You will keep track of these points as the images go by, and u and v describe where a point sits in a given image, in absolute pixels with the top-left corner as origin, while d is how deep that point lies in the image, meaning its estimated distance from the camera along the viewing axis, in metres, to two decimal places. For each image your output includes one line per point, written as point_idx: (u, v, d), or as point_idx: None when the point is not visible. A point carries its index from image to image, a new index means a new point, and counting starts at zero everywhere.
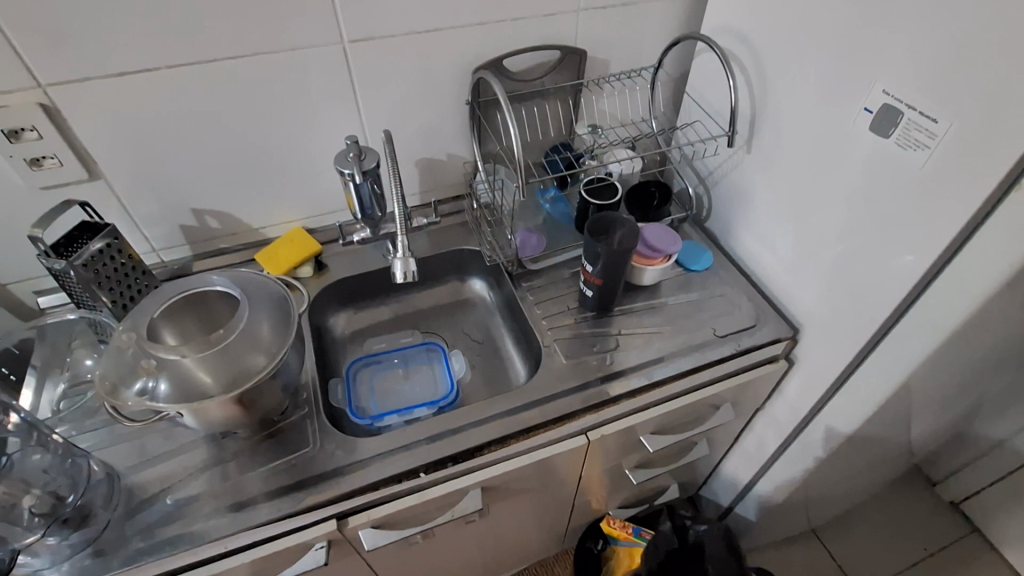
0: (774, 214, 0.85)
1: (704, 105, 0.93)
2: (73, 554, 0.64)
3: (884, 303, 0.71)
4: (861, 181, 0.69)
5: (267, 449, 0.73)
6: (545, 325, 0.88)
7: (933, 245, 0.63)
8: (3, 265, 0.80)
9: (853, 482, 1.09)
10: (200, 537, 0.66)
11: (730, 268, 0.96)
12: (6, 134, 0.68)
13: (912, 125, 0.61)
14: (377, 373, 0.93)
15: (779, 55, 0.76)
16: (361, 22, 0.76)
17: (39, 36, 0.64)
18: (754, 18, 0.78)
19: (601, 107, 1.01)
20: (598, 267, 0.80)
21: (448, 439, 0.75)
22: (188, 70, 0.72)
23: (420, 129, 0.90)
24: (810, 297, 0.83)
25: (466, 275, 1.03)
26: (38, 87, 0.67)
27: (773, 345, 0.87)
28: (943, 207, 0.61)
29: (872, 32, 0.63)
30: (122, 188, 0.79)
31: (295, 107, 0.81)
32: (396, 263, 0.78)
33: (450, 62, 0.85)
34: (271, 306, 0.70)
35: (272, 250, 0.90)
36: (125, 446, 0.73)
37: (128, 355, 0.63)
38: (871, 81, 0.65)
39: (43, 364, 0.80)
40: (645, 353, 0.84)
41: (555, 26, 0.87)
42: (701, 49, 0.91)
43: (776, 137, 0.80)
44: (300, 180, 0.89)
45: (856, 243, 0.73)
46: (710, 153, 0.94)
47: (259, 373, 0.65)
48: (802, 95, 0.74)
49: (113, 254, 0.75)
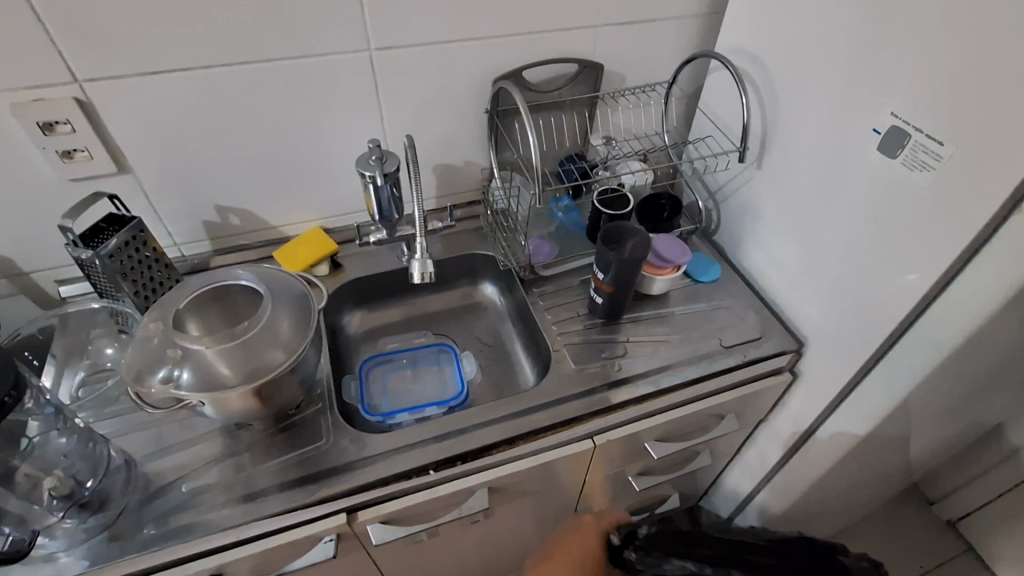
0: (781, 229, 0.87)
1: (716, 121, 0.96)
2: (88, 538, 0.65)
3: (887, 319, 0.73)
4: (867, 200, 0.71)
5: (280, 442, 0.74)
6: (555, 331, 0.90)
7: (936, 263, 0.65)
8: (30, 253, 0.82)
9: (852, 497, 1.10)
10: (213, 526, 0.67)
11: (737, 280, 0.98)
12: (42, 127, 0.70)
13: (920, 147, 0.63)
14: (388, 372, 0.95)
15: (790, 74, 0.78)
16: (389, 31, 0.78)
17: (81, 35, 0.66)
18: (766, 39, 0.81)
19: (616, 120, 1.03)
20: (609, 275, 0.82)
21: (457, 438, 0.76)
22: (220, 71, 0.74)
23: (440, 134, 0.93)
24: (814, 311, 0.85)
25: (477, 279, 1.05)
26: (75, 82, 0.69)
27: (778, 357, 0.89)
28: (948, 226, 0.63)
29: (882, 57, 0.65)
30: (149, 183, 0.81)
31: (319, 111, 0.83)
32: (415, 264, 0.80)
33: (471, 73, 0.87)
34: (292, 302, 0.71)
35: (290, 249, 0.91)
36: (142, 434, 0.74)
37: (154, 343, 0.65)
38: (881, 103, 0.67)
39: (62, 354, 0.81)
40: (651, 361, 0.86)
41: (574, 41, 0.89)
42: (715, 67, 0.93)
43: (785, 155, 0.82)
44: (321, 181, 0.91)
45: (860, 259, 0.75)
46: (721, 168, 0.96)
47: (277, 367, 0.66)
48: (811, 114, 0.76)
49: (138, 246, 0.77)
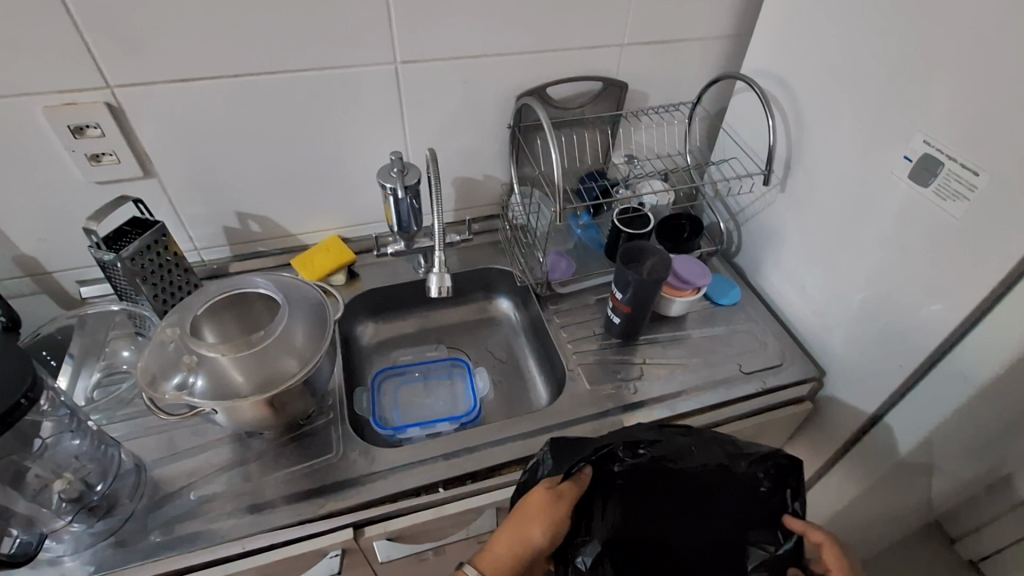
0: (805, 255, 0.85)
1: (740, 142, 0.95)
2: (95, 542, 0.65)
3: (914, 353, 0.71)
4: (895, 230, 0.69)
5: (290, 452, 0.74)
6: (570, 349, 0.89)
7: (970, 296, 0.63)
8: (52, 253, 0.83)
9: (882, 538, 1.01)
10: (219, 535, 0.66)
11: (757, 304, 0.96)
12: (73, 130, 0.72)
13: (952, 176, 0.62)
14: (400, 385, 0.94)
15: (816, 100, 0.77)
16: (415, 46, 0.79)
17: (116, 43, 0.67)
18: (796, 61, 0.79)
19: (639, 138, 1.02)
20: (627, 296, 0.81)
21: (465, 457, 0.75)
22: (248, 80, 0.75)
23: (461, 147, 0.93)
24: (837, 340, 0.83)
25: (492, 293, 1.05)
26: (106, 88, 0.71)
27: (799, 385, 0.86)
28: (981, 261, 0.61)
29: (911, 85, 0.64)
30: (172, 188, 0.82)
31: (342, 121, 0.83)
32: (432, 278, 0.80)
33: (495, 87, 0.87)
34: (308, 312, 0.71)
35: (307, 256, 0.91)
36: (154, 438, 0.75)
37: (170, 350, 0.65)
38: (909, 131, 0.65)
39: (80, 353, 0.82)
40: (668, 384, 0.84)
41: (598, 58, 0.89)
42: (740, 88, 0.92)
43: (811, 180, 0.81)
44: (342, 191, 0.91)
45: (886, 290, 0.73)
46: (744, 190, 0.94)
47: (290, 377, 0.66)
48: (837, 141, 0.75)
49: (160, 251, 0.78)
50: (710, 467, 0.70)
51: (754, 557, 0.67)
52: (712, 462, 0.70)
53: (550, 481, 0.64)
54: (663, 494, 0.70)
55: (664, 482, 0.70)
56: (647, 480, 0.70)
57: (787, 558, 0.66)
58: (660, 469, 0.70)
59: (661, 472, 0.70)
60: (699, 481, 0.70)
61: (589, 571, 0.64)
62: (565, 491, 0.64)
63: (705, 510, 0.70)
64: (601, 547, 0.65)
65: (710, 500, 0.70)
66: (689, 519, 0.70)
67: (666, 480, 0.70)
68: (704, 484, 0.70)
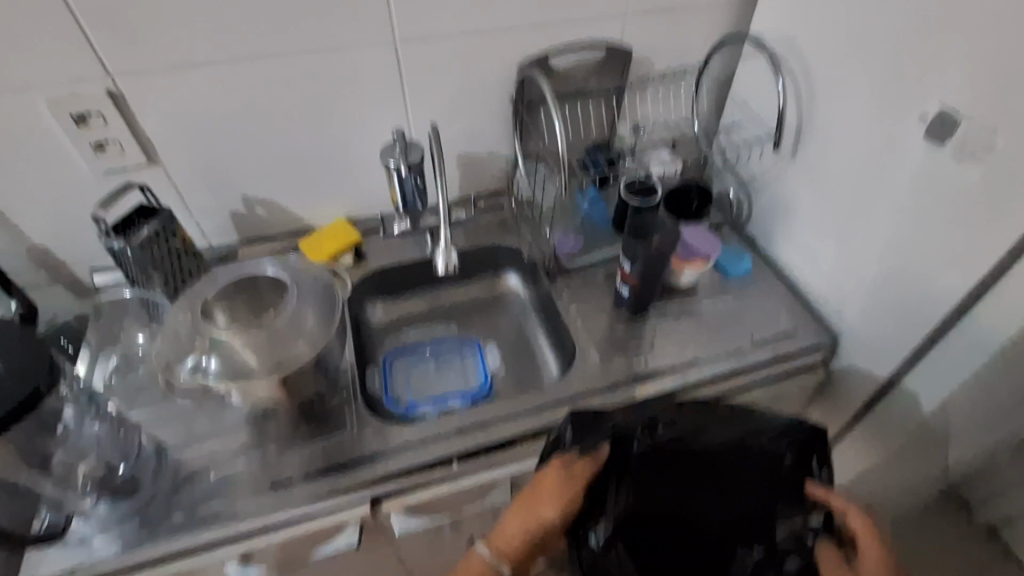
0: (818, 223, 0.83)
1: (750, 109, 0.92)
2: (120, 524, 0.67)
3: (931, 319, 0.70)
4: (911, 193, 0.67)
5: (305, 433, 0.75)
6: (580, 324, 0.88)
7: (988, 258, 0.61)
8: (63, 244, 0.84)
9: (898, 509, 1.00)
10: (240, 514, 0.67)
11: (769, 275, 0.94)
12: (75, 120, 0.72)
13: (970, 135, 0.59)
14: (411, 365, 0.95)
15: (828, 61, 0.75)
16: (414, 21, 0.77)
17: (111, 31, 0.67)
18: (806, 22, 0.77)
19: (646, 108, 1.00)
20: (637, 266, 0.82)
21: (478, 434, 0.75)
22: (246, 64, 0.74)
23: (465, 124, 0.91)
24: (852, 308, 0.81)
25: (500, 271, 1.04)
26: (106, 76, 0.70)
27: (812, 354, 0.85)
28: (1000, 222, 0.59)
29: (925, 42, 0.62)
30: (178, 176, 0.82)
31: (342, 102, 0.82)
32: (439, 255, 0.79)
33: (496, 61, 0.85)
34: (317, 294, 0.72)
35: (315, 239, 0.92)
36: (171, 423, 0.75)
37: (184, 334, 0.67)
38: (926, 90, 0.63)
39: (97, 342, 0.83)
40: (678, 356, 0.84)
41: (601, 27, 0.87)
42: (748, 52, 0.89)
43: (823, 145, 0.79)
44: (346, 173, 0.91)
45: (901, 255, 0.71)
46: (755, 159, 0.92)
47: (301, 360, 0.67)
48: (850, 103, 0.72)
49: (168, 237, 0.78)
50: (729, 445, 0.69)
51: (783, 531, 0.67)
52: (730, 438, 0.70)
53: (565, 459, 0.66)
54: (684, 473, 0.68)
55: (686, 461, 0.69)
56: (665, 463, 0.68)
57: (813, 532, 0.66)
58: (678, 449, 0.69)
59: (679, 451, 0.69)
60: (724, 459, 0.69)
61: (601, 549, 0.65)
62: (578, 470, 0.65)
63: (727, 488, 0.68)
64: (613, 527, 0.65)
65: (731, 476, 0.69)
66: (709, 497, 0.68)
67: (686, 460, 0.69)
68: (728, 461, 0.69)
